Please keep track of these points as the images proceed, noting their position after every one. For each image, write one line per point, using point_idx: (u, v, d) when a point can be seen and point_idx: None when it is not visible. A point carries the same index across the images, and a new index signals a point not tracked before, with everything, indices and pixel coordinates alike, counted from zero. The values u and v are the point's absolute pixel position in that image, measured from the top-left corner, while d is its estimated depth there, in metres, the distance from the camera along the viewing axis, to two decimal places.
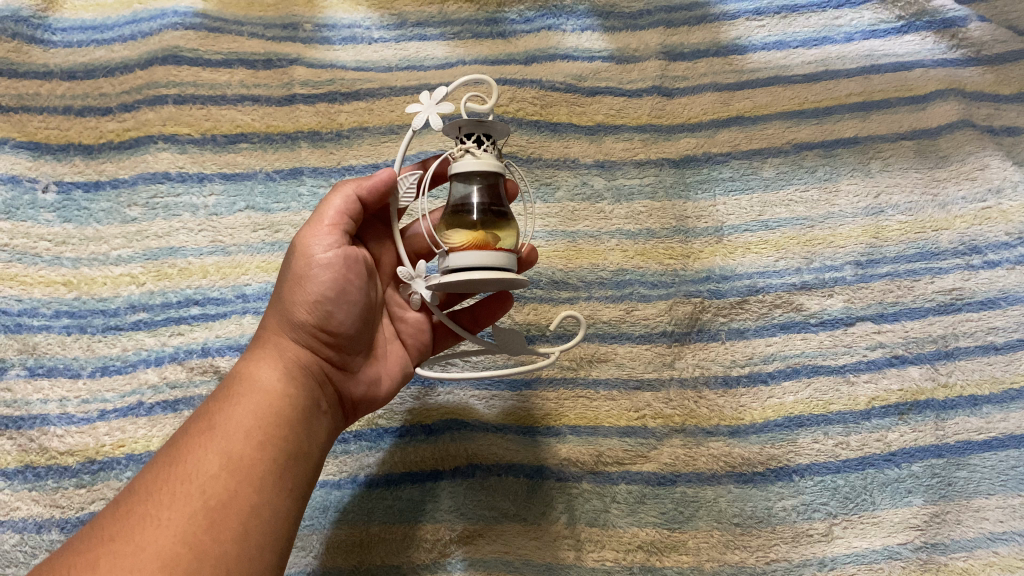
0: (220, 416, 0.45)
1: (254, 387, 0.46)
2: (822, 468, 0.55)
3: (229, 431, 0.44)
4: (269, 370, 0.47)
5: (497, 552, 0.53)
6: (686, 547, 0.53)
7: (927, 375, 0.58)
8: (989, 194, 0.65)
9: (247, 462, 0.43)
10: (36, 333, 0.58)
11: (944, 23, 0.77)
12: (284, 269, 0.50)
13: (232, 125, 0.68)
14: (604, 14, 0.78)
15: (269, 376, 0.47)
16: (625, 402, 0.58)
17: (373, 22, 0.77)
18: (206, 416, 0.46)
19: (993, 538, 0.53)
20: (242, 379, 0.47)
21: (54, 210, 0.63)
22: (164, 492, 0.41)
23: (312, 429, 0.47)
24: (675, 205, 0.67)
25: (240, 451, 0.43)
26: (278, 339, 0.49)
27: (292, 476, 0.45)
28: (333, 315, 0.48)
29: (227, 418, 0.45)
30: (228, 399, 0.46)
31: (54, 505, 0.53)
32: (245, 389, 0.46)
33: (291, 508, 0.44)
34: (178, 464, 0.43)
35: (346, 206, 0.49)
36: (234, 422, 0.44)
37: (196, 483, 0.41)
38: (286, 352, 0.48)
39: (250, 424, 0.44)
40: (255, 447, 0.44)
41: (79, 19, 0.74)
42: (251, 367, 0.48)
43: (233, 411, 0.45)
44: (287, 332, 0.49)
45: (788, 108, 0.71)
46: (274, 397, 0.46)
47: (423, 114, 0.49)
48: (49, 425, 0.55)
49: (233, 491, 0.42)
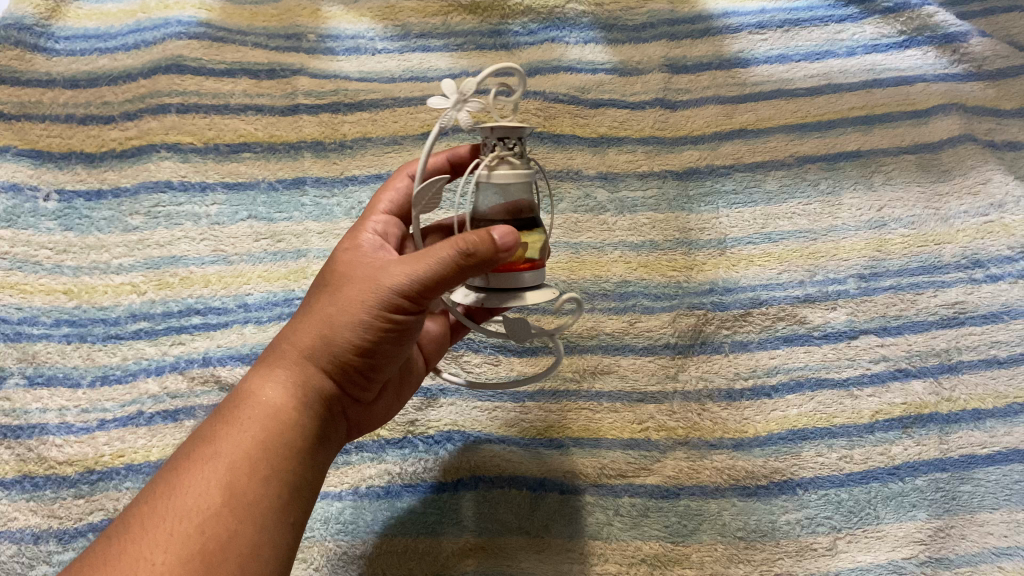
0: (225, 437, 0.41)
1: (268, 411, 0.42)
2: (826, 481, 0.54)
3: (234, 456, 0.40)
4: (279, 392, 0.43)
5: (500, 566, 0.51)
6: (690, 560, 0.52)
7: (931, 389, 0.58)
8: (991, 209, 0.66)
9: (250, 497, 0.39)
10: (35, 341, 0.58)
11: (945, 38, 0.78)
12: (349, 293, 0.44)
13: (235, 134, 0.68)
14: (607, 28, 0.79)
15: (277, 399, 0.43)
16: (628, 415, 0.58)
17: (376, 33, 0.78)
18: (207, 444, 0.41)
19: (998, 552, 0.52)
20: (258, 396, 0.43)
21: (56, 218, 0.63)
22: (158, 532, 0.37)
23: (322, 459, 0.44)
24: (678, 216, 0.67)
25: (242, 485, 0.39)
26: (299, 352, 0.44)
27: (296, 509, 0.41)
28: (377, 363, 0.45)
29: (231, 442, 0.41)
30: (231, 417, 0.42)
31: (53, 514, 0.52)
32: (255, 414, 0.42)
33: (294, 544, 0.41)
34: (174, 498, 0.38)
35: (445, 268, 0.41)
36: (237, 447, 0.40)
37: (193, 523, 0.37)
38: (316, 386, 0.44)
39: (257, 455, 0.40)
40: (261, 481, 0.40)
41: (83, 28, 0.74)
42: (267, 383, 0.44)
43: (238, 438, 0.41)
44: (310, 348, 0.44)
45: (790, 121, 0.72)
46: (283, 425, 0.42)
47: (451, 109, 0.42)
48: (47, 434, 0.54)
49: (233, 531, 0.38)
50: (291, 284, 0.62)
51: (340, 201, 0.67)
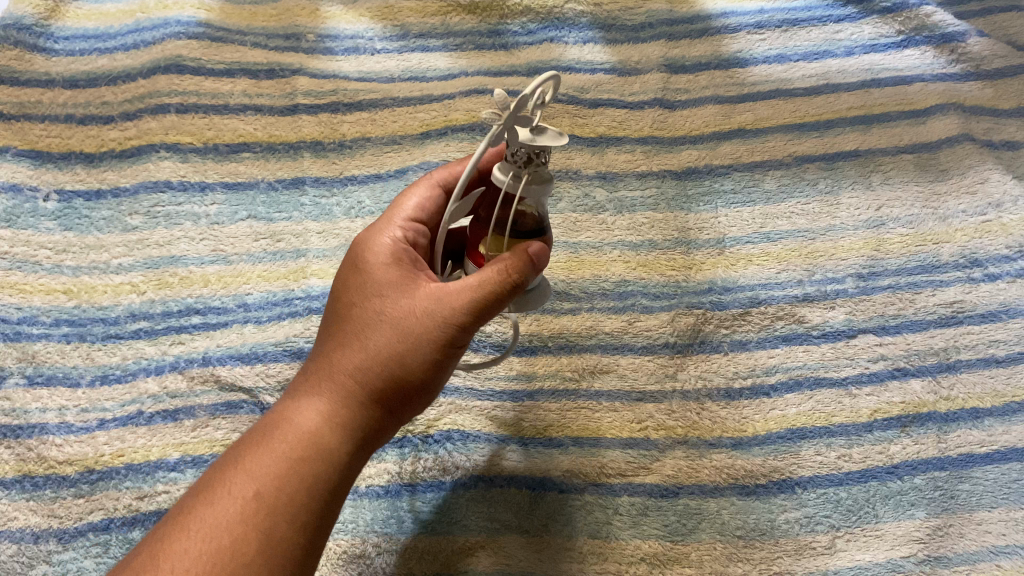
0: (273, 478, 0.41)
1: (320, 450, 0.42)
2: (825, 480, 0.54)
3: (282, 498, 0.40)
4: (329, 429, 0.43)
5: (499, 564, 0.51)
6: (689, 559, 0.51)
7: (929, 388, 0.58)
8: (989, 208, 0.66)
9: (284, 547, 0.39)
10: (35, 341, 0.58)
11: (943, 39, 0.78)
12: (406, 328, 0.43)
13: (235, 134, 0.69)
14: (606, 28, 0.79)
15: (328, 437, 0.43)
16: (628, 414, 0.58)
17: (375, 33, 0.78)
18: (250, 480, 0.41)
19: (997, 551, 0.51)
20: (309, 434, 0.42)
21: (55, 218, 0.63)
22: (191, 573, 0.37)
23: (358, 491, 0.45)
24: (676, 216, 0.67)
25: (280, 533, 0.39)
26: (347, 384, 0.44)
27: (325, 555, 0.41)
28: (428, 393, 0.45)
29: (280, 483, 0.40)
30: (276, 454, 0.42)
31: (52, 514, 0.51)
32: (302, 453, 0.42)
33: None
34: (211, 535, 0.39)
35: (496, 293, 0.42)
36: (286, 489, 0.40)
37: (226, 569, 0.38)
38: (369, 423, 0.44)
39: (298, 501, 0.40)
40: (298, 529, 0.40)
41: (83, 29, 0.75)
42: (317, 418, 0.43)
43: (281, 480, 0.41)
44: (361, 382, 0.43)
45: (788, 121, 0.72)
46: (335, 463, 0.42)
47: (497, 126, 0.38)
48: (46, 434, 0.54)
49: None
50: (291, 283, 0.62)
51: (340, 201, 0.67)
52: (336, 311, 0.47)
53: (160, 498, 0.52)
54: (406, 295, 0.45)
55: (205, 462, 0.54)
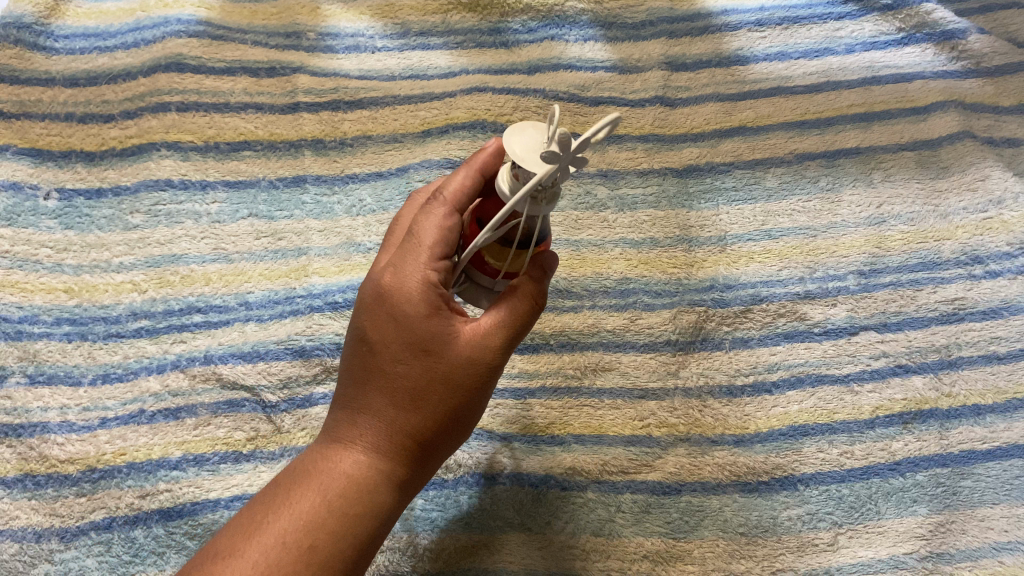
0: (327, 534, 0.41)
1: (371, 503, 0.43)
2: (827, 477, 0.55)
3: (336, 555, 0.41)
4: (378, 483, 0.43)
5: (501, 562, 0.52)
6: (691, 556, 0.52)
7: (931, 385, 0.58)
8: (990, 205, 0.66)
9: None
10: (36, 340, 0.58)
11: (944, 36, 0.78)
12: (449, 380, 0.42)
13: (236, 133, 0.69)
14: (607, 25, 0.79)
15: (378, 488, 0.43)
16: (630, 411, 0.58)
17: (376, 31, 0.78)
18: (298, 530, 0.41)
19: (999, 547, 0.52)
20: (359, 488, 0.42)
21: (56, 217, 0.63)
22: None
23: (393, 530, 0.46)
24: (678, 213, 0.67)
25: None
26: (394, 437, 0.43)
27: None
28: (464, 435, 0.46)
29: (334, 540, 0.41)
30: (328, 510, 0.42)
31: (54, 513, 0.52)
32: (349, 503, 0.42)
33: None
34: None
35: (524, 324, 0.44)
36: (342, 546, 0.41)
37: None
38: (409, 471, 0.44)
39: (344, 554, 0.41)
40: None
41: (82, 27, 0.74)
42: (365, 470, 0.43)
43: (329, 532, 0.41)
44: (409, 434, 0.43)
45: (789, 118, 0.72)
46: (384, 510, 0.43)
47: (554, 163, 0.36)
48: (49, 432, 0.54)
49: None
50: (292, 282, 0.62)
51: (341, 199, 0.67)
52: (368, 357, 0.43)
53: (161, 496, 0.53)
54: (451, 348, 0.42)
55: (208, 460, 0.54)
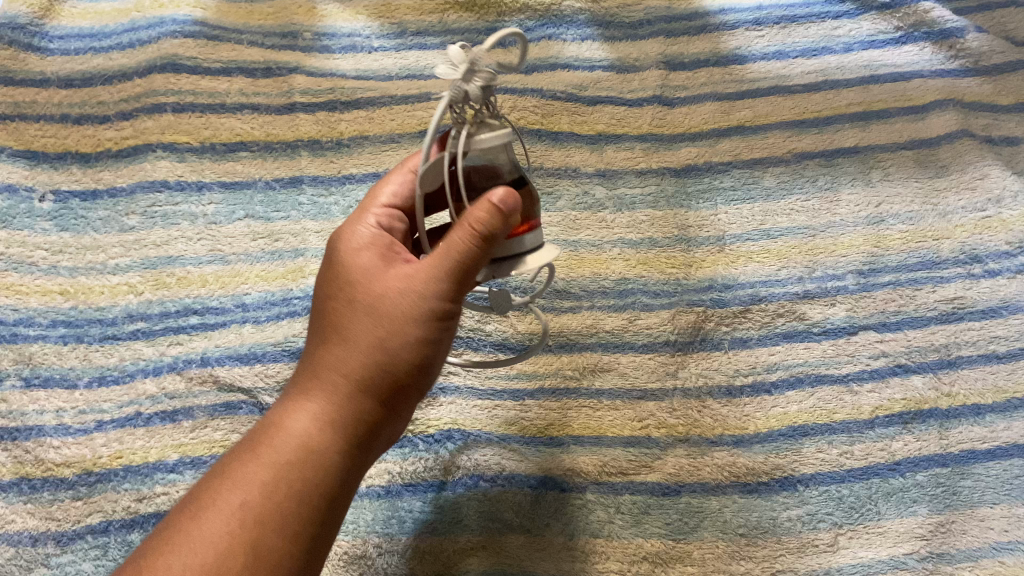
0: (262, 485, 0.41)
1: (308, 450, 0.42)
2: (827, 478, 0.54)
3: (272, 506, 0.41)
4: (322, 434, 0.43)
5: (500, 565, 0.51)
6: (691, 557, 0.52)
7: (930, 384, 0.58)
8: (989, 204, 0.66)
9: (275, 556, 0.40)
10: (32, 342, 0.57)
11: (942, 34, 0.78)
12: (384, 317, 0.43)
13: (232, 133, 0.68)
14: (604, 25, 0.79)
15: (323, 439, 0.43)
16: (629, 412, 0.58)
17: (372, 31, 0.77)
18: (236, 484, 0.41)
19: (999, 547, 0.52)
20: (296, 437, 0.43)
21: (51, 219, 0.63)
22: None
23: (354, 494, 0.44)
24: (676, 213, 0.67)
25: (269, 543, 0.40)
26: (338, 388, 0.43)
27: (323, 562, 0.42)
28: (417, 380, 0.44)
29: (270, 491, 0.41)
30: (271, 465, 0.42)
31: (50, 517, 0.51)
32: (287, 453, 0.42)
33: None
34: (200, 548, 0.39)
35: (471, 258, 0.41)
36: (279, 496, 0.41)
37: None
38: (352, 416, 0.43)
39: (286, 509, 0.41)
40: (290, 539, 0.40)
41: (77, 27, 0.74)
42: (308, 423, 0.43)
43: (269, 484, 0.41)
44: (353, 381, 0.43)
45: (787, 118, 0.72)
46: (332, 460, 0.43)
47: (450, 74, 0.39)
48: (45, 436, 0.54)
49: None
50: (289, 283, 0.62)
51: (338, 200, 0.66)
52: (316, 318, 0.47)
53: (158, 499, 0.52)
54: (382, 287, 0.44)
55: (204, 463, 0.54)
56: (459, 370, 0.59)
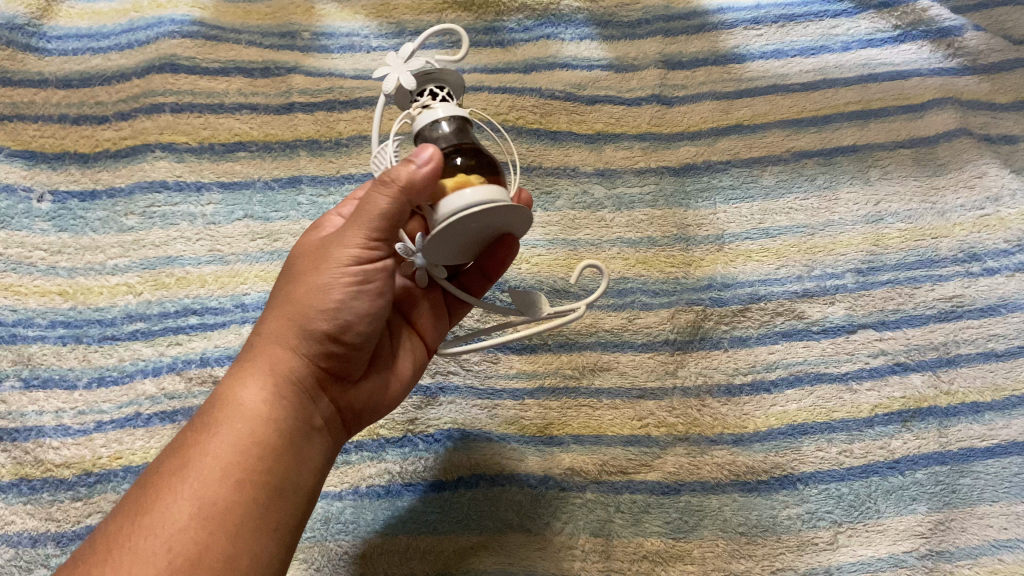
0: (201, 447, 0.42)
1: (241, 408, 0.43)
2: (826, 476, 0.54)
3: (211, 462, 0.41)
4: (268, 399, 0.44)
5: (501, 564, 0.51)
6: (691, 556, 0.52)
7: (929, 382, 0.58)
8: (987, 202, 0.66)
9: (221, 507, 0.40)
10: (31, 343, 0.57)
11: (940, 33, 0.78)
12: (312, 277, 0.44)
13: (231, 133, 0.68)
14: (602, 24, 0.79)
15: (270, 403, 0.44)
16: (628, 411, 0.58)
17: (371, 31, 0.77)
18: (180, 451, 0.42)
19: (998, 545, 0.52)
20: (232, 400, 0.44)
21: (50, 219, 0.63)
22: (124, 550, 0.38)
23: (304, 450, 0.44)
24: (675, 212, 0.67)
25: (213, 495, 0.40)
26: (280, 355, 0.45)
27: (276, 515, 0.42)
28: (355, 329, 0.45)
29: (209, 450, 0.42)
30: (219, 436, 0.42)
31: (50, 518, 0.51)
32: (227, 414, 0.43)
33: (275, 551, 0.41)
34: (146, 513, 0.39)
35: (396, 210, 0.41)
36: (219, 453, 0.41)
37: (162, 538, 0.38)
38: (288, 371, 0.45)
39: (229, 461, 0.41)
40: (232, 488, 0.41)
41: (75, 27, 0.74)
42: (244, 388, 0.44)
43: (212, 443, 0.42)
44: (294, 346, 0.45)
45: (786, 116, 0.72)
46: (281, 420, 0.44)
47: (388, 70, 0.44)
48: (45, 436, 0.54)
49: (204, 544, 0.39)
50: None
51: (337, 200, 0.66)
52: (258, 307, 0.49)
53: None
54: (309, 255, 0.46)
55: None
56: (459, 370, 0.59)
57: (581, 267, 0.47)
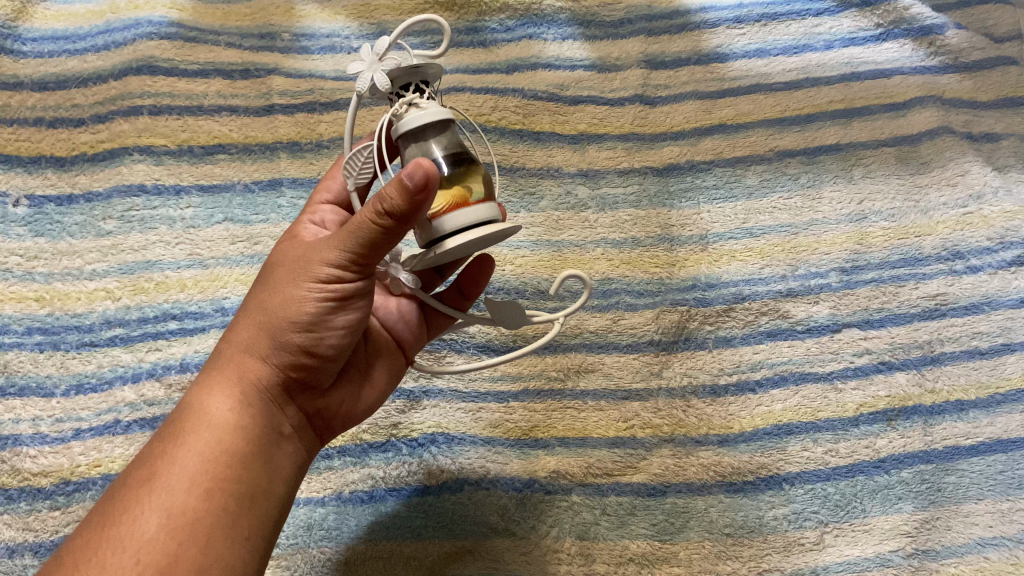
0: (168, 457, 0.41)
1: (207, 417, 0.43)
2: (812, 476, 0.54)
3: (178, 472, 0.41)
4: (237, 408, 0.43)
5: (486, 568, 0.51)
6: (677, 558, 0.51)
7: (914, 381, 0.58)
8: (969, 200, 0.66)
9: (190, 517, 0.39)
10: (7, 350, 0.56)
11: (922, 31, 0.78)
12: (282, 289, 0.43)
13: (210, 136, 0.67)
14: (585, 24, 0.79)
15: (238, 412, 0.43)
16: (613, 413, 0.57)
17: (352, 31, 0.77)
18: (147, 461, 0.42)
19: (983, 543, 0.52)
20: (199, 410, 0.43)
21: (26, 224, 0.62)
22: (93, 562, 0.37)
23: (272, 458, 0.44)
24: (660, 212, 0.66)
25: (181, 505, 0.39)
26: (251, 365, 0.44)
27: (249, 521, 0.41)
28: (325, 342, 0.44)
29: (175, 460, 0.41)
30: (186, 445, 0.42)
31: (27, 528, 0.50)
32: (194, 424, 0.43)
33: (248, 558, 0.41)
34: (112, 526, 0.39)
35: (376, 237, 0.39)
36: (186, 463, 0.41)
37: (129, 550, 0.38)
38: (255, 382, 0.44)
39: (196, 470, 0.41)
40: (200, 497, 0.40)
41: (51, 30, 0.73)
42: (212, 399, 0.44)
43: (178, 452, 0.41)
44: (266, 358, 0.44)
45: (769, 115, 0.72)
46: (249, 428, 0.43)
47: (362, 65, 0.42)
48: (21, 445, 0.53)
49: (173, 555, 0.38)
50: None
51: None
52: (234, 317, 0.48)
53: None
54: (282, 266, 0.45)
55: None
56: (443, 374, 0.59)
57: (561, 277, 0.47)
